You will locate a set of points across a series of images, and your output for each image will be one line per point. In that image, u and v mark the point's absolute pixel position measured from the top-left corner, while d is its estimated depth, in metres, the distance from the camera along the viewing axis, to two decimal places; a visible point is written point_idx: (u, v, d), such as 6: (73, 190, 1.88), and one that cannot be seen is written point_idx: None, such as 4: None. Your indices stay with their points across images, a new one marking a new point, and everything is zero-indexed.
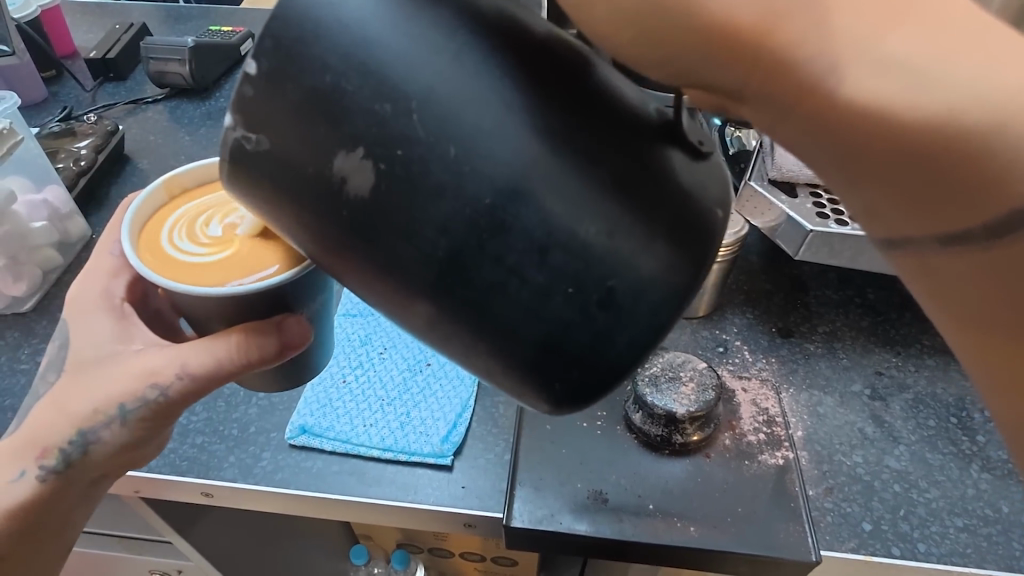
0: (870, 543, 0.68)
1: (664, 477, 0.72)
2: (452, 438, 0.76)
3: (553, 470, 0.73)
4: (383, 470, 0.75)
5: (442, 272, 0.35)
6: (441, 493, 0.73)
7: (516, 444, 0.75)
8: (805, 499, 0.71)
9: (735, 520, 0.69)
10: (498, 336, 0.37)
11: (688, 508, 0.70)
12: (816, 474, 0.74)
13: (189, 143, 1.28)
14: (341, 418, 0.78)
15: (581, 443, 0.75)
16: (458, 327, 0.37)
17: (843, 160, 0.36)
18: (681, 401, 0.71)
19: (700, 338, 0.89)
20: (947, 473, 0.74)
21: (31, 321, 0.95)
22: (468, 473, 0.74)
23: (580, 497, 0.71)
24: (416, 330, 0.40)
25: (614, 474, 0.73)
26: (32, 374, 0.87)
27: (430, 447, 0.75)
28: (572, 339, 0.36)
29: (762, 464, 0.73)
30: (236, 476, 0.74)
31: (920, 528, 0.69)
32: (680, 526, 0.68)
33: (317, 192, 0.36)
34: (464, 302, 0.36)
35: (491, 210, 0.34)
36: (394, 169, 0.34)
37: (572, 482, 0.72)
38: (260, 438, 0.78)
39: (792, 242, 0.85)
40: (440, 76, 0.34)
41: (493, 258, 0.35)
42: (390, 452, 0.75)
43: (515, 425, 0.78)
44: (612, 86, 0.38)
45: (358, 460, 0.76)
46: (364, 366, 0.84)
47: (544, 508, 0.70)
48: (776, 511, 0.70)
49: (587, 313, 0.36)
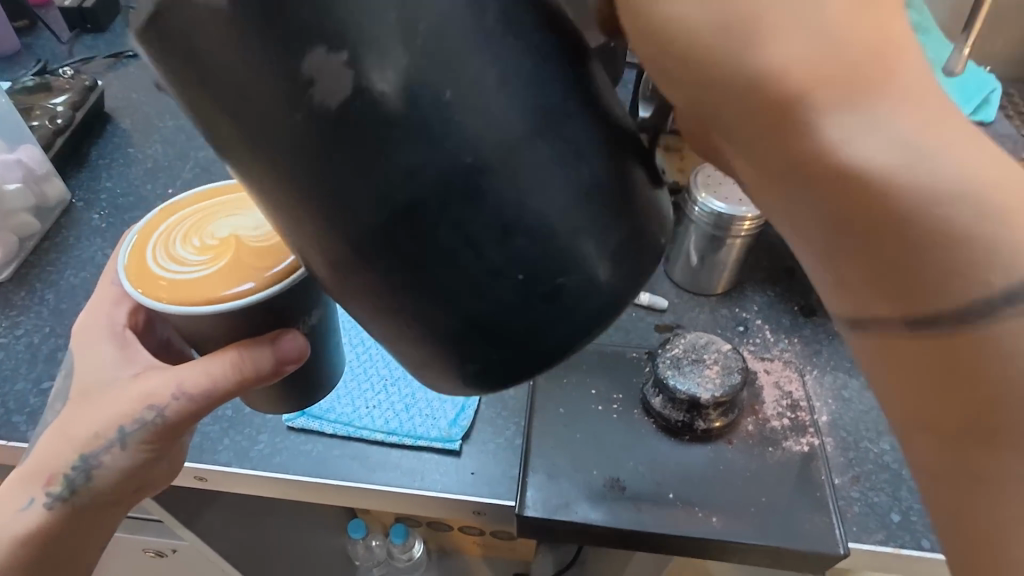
0: (899, 535, 0.65)
1: (684, 464, 0.69)
2: (460, 421, 0.72)
3: (568, 456, 0.69)
4: (387, 455, 0.71)
5: (394, 221, 0.32)
6: (449, 480, 0.69)
7: (529, 428, 0.71)
8: (832, 488, 0.67)
9: (758, 510, 0.65)
10: (435, 300, 0.34)
11: (710, 497, 0.66)
12: (842, 462, 0.71)
13: (174, 102, 1.20)
14: (342, 399, 0.74)
15: (597, 427, 0.71)
16: (400, 288, 0.34)
17: (828, 223, 0.34)
18: (706, 386, 0.67)
19: (719, 318, 0.85)
20: None
21: (9, 291, 0.89)
22: (477, 458, 0.70)
23: (597, 485, 0.67)
24: (362, 279, 0.35)
25: (632, 461, 0.69)
26: (11, 349, 0.81)
27: (437, 431, 0.71)
28: (517, 316, 0.35)
29: (787, 451, 0.70)
30: (231, 460, 0.70)
31: None
32: (702, 516, 0.65)
33: (279, 130, 0.31)
34: (404, 265, 0.33)
35: (468, 170, 0.31)
36: (372, 112, 0.30)
37: (587, 468, 0.68)
38: (256, 420, 0.74)
39: None
40: (441, 20, 0.29)
41: (452, 223, 0.32)
42: (394, 436, 0.71)
43: (527, 408, 0.74)
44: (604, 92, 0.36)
45: (360, 444, 0.71)
46: (366, 344, 0.79)
47: (558, 496, 0.66)
48: (800, 499, 0.66)
49: (535, 300, 0.35)
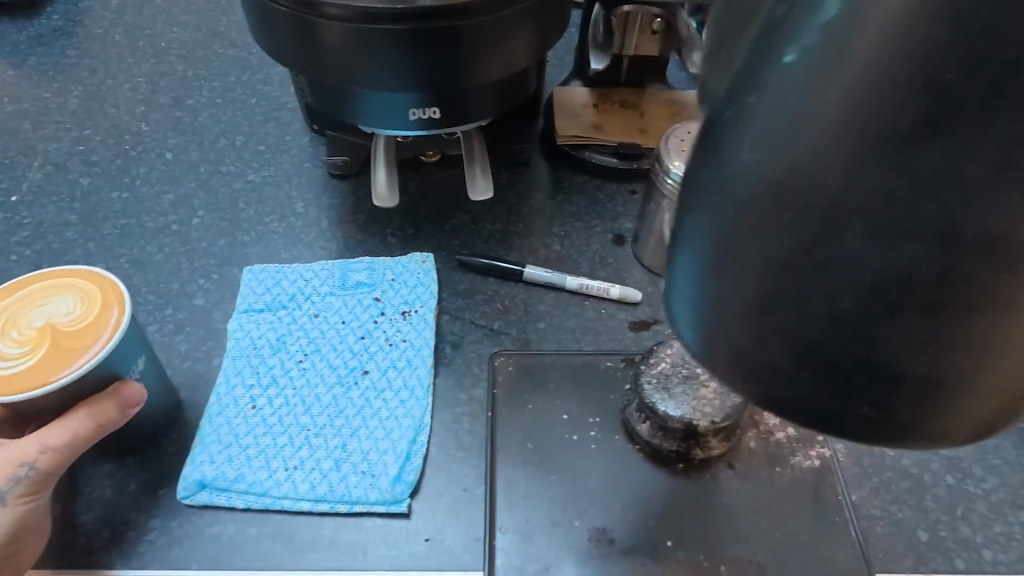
0: (930, 556, 0.56)
1: (679, 501, 0.57)
2: (406, 475, 0.58)
3: (543, 505, 0.57)
4: (318, 528, 0.56)
5: None
6: (400, 553, 0.55)
7: (493, 475, 0.59)
8: (851, 508, 0.58)
9: (774, 548, 0.55)
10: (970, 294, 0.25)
11: (715, 542, 0.55)
12: (858, 474, 0.61)
13: (12, 78, 0.96)
14: (254, 462, 0.58)
15: (573, 465, 0.59)
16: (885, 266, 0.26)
17: None
18: (701, 411, 0.54)
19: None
20: (1002, 455, 0.62)
21: None
22: (432, 520, 0.57)
23: (581, 540, 0.55)
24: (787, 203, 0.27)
25: (620, 504, 0.57)
26: None
27: (377, 492, 0.57)
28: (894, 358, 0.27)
29: (796, 468, 0.59)
30: (112, 560, 0.55)
31: (982, 529, 0.58)
32: (708, 567, 0.54)
33: None
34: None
35: None
36: None
37: (567, 518, 0.56)
38: (142, 500, 0.58)
39: None
40: None
41: None
42: (325, 504, 0.56)
43: (487, 447, 0.61)
44: None
45: (280, 518, 0.56)
46: (279, 384, 0.64)
47: (536, 560, 0.54)
48: (819, 529, 0.56)
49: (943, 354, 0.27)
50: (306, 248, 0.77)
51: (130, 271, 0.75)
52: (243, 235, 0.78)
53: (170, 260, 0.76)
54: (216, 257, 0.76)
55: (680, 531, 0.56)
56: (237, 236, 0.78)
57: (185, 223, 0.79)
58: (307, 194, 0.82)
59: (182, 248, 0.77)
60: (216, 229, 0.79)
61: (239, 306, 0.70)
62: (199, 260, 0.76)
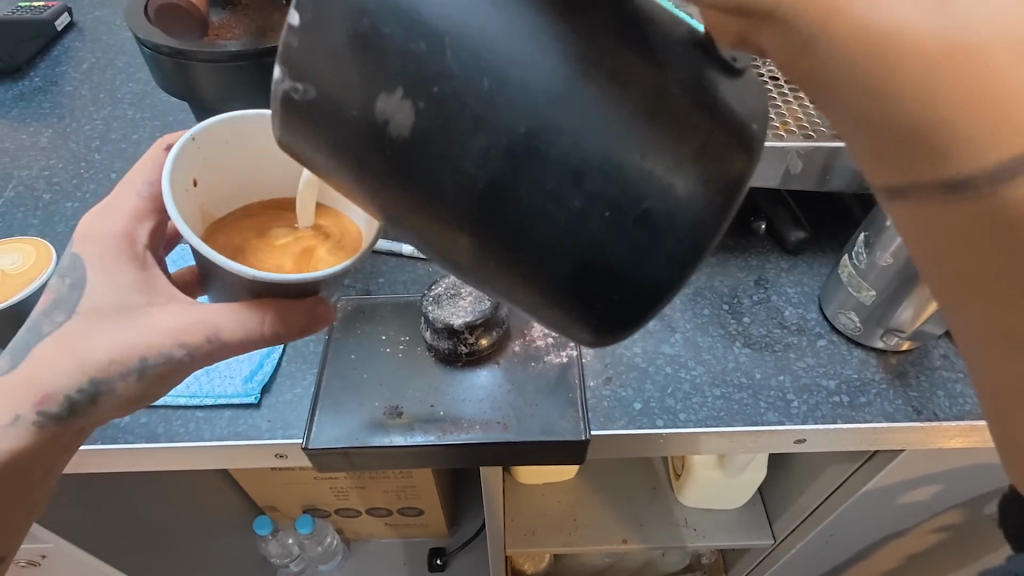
0: (936, 412, 0.49)
1: (454, 397, 0.50)
2: (258, 372, 0.51)
3: (386, 395, 0.50)
4: (283, 413, 0.49)
5: (607, 174, 0.24)
6: (283, 429, 0.48)
7: (318, 382, 0.51)
8: (474, 433, 0.48)
9: (474, 418, 0.49)
10: (637, 251, 0.25)
11: (431, 416, 0.49)
12: (478, 459, 0.49)
13: None
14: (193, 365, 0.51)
15: (378, 375, 0.51)
16: (547, 193, 0.24)
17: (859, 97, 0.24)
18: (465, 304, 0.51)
19: (717, 255, 0.59)
20: (958, 466, 0.58)
21: (76, 49, 0.78)
22: (305, 420, 0.49)
23: (370, 417, 0.49)
24: (466, 167, 0.23)
25: (413, 391, 0.50)
26: (109, 108, 0.71)
27: (234, 388, 0.50)
28: (606, 207, 0.24)
29: (531, 393, 0.50)
30: (159, 434, 0.48)
31: (902, 398, 0.50)
32: (460, 427, 0.48)
33: (465, 161, 0.23)
34: (594, 197, 0.24)
35: (523, 132, 0.23)
36: (608, 188, 0.24)
37: (366, 402, 0.50)
38: (178, 427, 0.48)
39: (845, 313, 0.52)
40: (500, 63, 0.23)
41: (665, 228, 0.25)
42: (238, 390, 0.50)
43: (325, 361, 0.52)
44: (721, 97, 0.25)
45: (227, 410, 0.49)
46: None
47: (337, 429, 0.48)
48: (549, 402, 0.49)
49: (604, 221, 0.24)
50: (21, 148, 0.66)
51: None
52: (123, 134, 0.67)
53: (55, 170, 0.64)
54: (67, 205, 0.61)
55: (943, 418, 0.48)
56: (144, 126, 0.68)
57: (26, 166, 0.64)
58: None
59: (40, 176, 0.63)
60: (112, 167, 0.64)
61: (48, 221, 0.59)
62: (89, 173, 0.64)
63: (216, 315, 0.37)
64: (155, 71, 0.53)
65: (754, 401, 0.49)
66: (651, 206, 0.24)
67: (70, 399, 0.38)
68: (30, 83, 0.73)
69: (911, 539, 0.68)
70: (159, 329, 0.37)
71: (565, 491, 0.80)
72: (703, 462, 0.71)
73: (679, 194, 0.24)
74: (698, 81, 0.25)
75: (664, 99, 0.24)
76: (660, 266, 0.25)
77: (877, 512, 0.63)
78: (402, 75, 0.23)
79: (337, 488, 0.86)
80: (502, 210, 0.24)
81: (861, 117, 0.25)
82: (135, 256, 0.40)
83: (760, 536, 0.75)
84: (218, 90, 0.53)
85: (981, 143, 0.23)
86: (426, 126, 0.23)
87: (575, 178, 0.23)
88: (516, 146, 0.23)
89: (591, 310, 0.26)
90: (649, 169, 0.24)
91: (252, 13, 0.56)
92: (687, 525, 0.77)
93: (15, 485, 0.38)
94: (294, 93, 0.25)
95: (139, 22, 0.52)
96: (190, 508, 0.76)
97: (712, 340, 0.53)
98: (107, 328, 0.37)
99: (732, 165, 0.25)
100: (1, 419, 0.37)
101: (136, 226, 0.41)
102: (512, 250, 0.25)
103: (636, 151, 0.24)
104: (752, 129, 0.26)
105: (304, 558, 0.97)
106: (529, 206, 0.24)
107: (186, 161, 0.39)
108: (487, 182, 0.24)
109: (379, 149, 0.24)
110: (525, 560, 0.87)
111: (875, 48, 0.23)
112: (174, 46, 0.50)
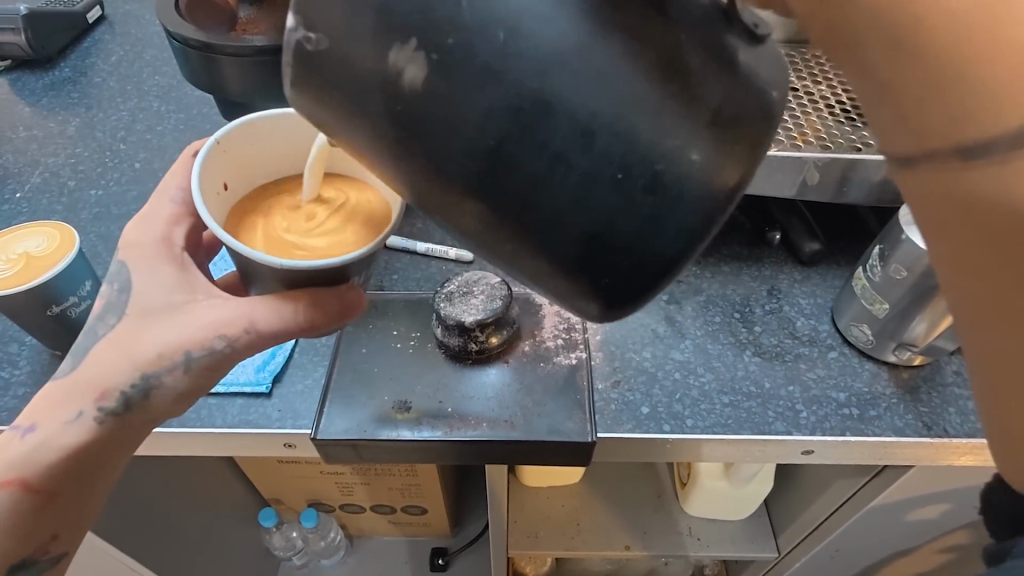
0: (945, 426, 0.48)
1: (462, 395, 0.50)
2: (271, 360, 0.51)
3: (394, 389, 0.50)
4: (295, 403, 0.50)
5: (615, 139, 0.24)
6: (294, 418, 0.49)
7: (328, 374, 0.51)
8: (480, 431, 0.48)
9: (479, 417, 0.49)
10: (649, 221, 0.25)
11: (438, 412, 0.49)
12: (484, 457, 0.49)
13: None
14: None
15: (387, 369, 0.51)
16: (561, 160, 0.24)
17: (882, 65, 0.25)
18: (474, 305, 0.51)
19: (731, 263, 0.58)
20: (969, 485, 0.57)
21: (104, 41, 0.79)
22: (314, 410, 0.49)
23: (377, 410, 0.49)
24: (482, 141, 0.24)
25: (422, 386, 0.50)
26: (134, 98, 0.71)
27: (247, 376, 0.50)
28: (614, 164, 0.24)
29: (542, 393, 0.50)
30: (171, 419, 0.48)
31: (913, 413, 0.49)
32: (467, 424, 0.48)
33: (469, 118, 0.24)
34: (603, 159, 0.24)
35: (537, 95, 0.23)
36: (617, 151, 0.24)
37: (376, 395, 0.50)
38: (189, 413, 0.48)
39: (857, 325, 0.51)
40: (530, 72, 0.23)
41: (675, 198, 0.25)
42: (251, 379, 0.50)
43: (337, 352, 0.52)
44: (738, 63, 0.25)
45: (238, 398, 0.49)
46: None
47: (343, 422, 0.48)
48: (556, 401, 0.49)
49: (611, 187, 0.24)
50: (49, 136, 0.67)
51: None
52: (147, 125, 0.68)
53: (80, 158, 0.65)
54: (91, 192, 0.61)
55: (954, 435, 0.48)
56: (169, 118, 0.69)
57: (52, 154, 0.65)
58: None
59: (65, 164, 0.64)
60: (136, 157, 0.65)
61: (72, 208, 0.60)
62: (114, 163, 0.64)
63: (249, 306, 0.37)
64: (183, 64, 0.54)
65: (763, 410, 0.49)
66: (663, 170, 0.24)
67: (126, 393, 0.38)
68: (59, 73, 0.74)
69: (918, 558, 0.67)
70: (203, 321, 0.38)
71: (569, 495, 0.79)
72: (710, 471, 0.71)
73: (686, 154, 0.24)
74: (719, 48, 0.25)
75: (676, 67, 0.24)
76: (668, 235, 0.25)
77: (885, 530, 0.62)
78: (414, 27, 0.23)
79: (342, 483, 0.86)
80: (508, 173, 0.24)
81: (880, 76, 0.25)
82: (173, 256, 0.40)
83: (764, 548, 0.75)
84: (243, 83, 0.53)
85: (991, 111, 0.23)
86: (434, 116, 0.24)
87: (586, 139, 0.24)
88: (525, 104, 0.23)
89: (600, 284, 0.26)
90: (658, 133, 0.24)
91: (279, 8, 0.56)
92: (691, 534, 0.77)
93: (80, 480, 0.39)
94: (306, 43, 0.25)
95: (168, 17, 0.52)
96: (195, 498, 0.77)
97: (722, 347, 0.53)
98: (150, 323, 0.38)
99: (747, 129, 0.26)
100: (65, 416, 0.38)
101: (173, 229, 0.42)
102: (523, 223, 0.25)
103: (648, 115, 0.24)
104: (769, 97, 0.26)
105: (307, 552, 0.98)
106: (536, 169, 0.24)
107: (214, 165, 0.39)
108: (494, 145, 0.24)
109: (398, 118, 0.25)
110: (526, 563, 0.87)
111: (896, 15, 0.23)
112: (202, 40, 0.50)
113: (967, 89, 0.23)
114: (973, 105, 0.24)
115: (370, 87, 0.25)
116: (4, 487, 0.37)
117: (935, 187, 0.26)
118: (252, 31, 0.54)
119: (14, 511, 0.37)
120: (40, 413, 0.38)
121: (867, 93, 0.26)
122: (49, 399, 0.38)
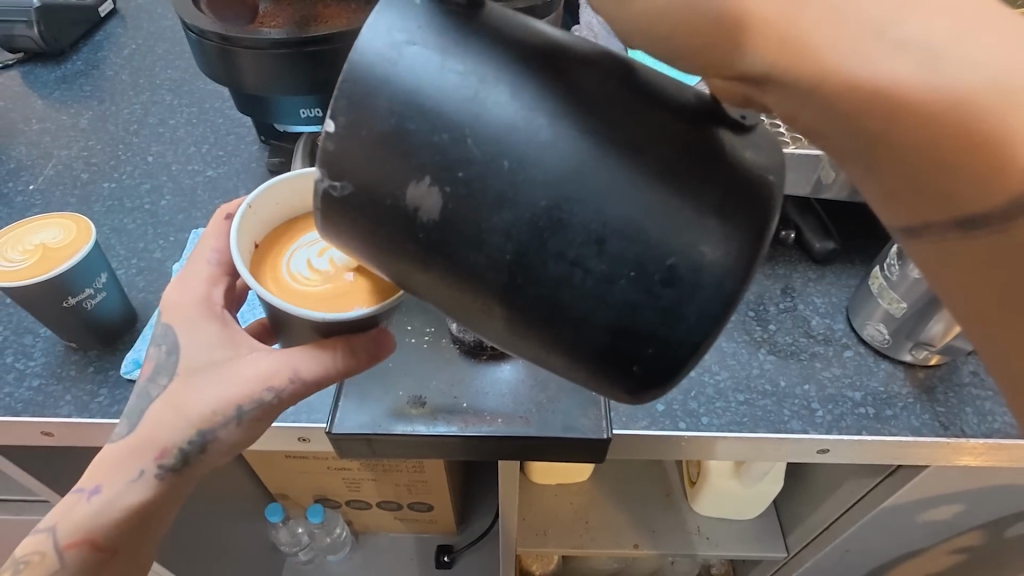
0: (961, 424, 0.48)
1: (478, 389, 0.50)
2: None
3: (410, 382, 0.50)
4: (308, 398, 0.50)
5: (628, 240, 0.25)
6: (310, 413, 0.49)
7: None
8: (497, 427, 0.48)
9: (496, 412, 0.49)
10: (668, 315, 0.26)
11: (453, 407, 0.49)
12: (498, 452, 0.49)
13: None
14: None
15: (401, 363, 0.51)
16: (582, 254, 0.25)
17: (868, 149, 0.26)
18: None
19: None
20: (981, 487, 0.57)
21: (118, 34, 0.79)
22: (331, 404, 0.49)
23: (393, 404, 0.49)
24: (507, 211, 0.25)
25: (437, 380, 0.50)
26: (146, 91, 0.71)
27: None
28: (630, 264, 0.25)
29: (557, 393, 0.49)
30: None
31: (929, 412, 0.49)
32: (484, 419, 0.48)
33: (489, 221, 0.25)
34: (619, 257, 0.25)
35: (548, 213, 0.25)
36: (627, 252, 0.25)
37: (391, 389, 0.50)
38: None
39: (873, 325, 0.51)
40: None
41: (692, 289, 0.26)
42: None
43: None
44: (735, 154, 0.27)
45: None
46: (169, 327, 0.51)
47: (359, 416, 0.48)
48: (573, 398, 0.49)
49: (627, 287, 0.25)
50: (62, 128, 0.67)
51: (11, 200, 0.60)
52: (160, 119, 0.68)
53: (93, 151, 0.65)
54: (104, 185, 0.62)
55: (970, 436, 0.47)
56: (181, 112, 0.69)
57: (65, 147, 0.65)
58: (243, 154, 0.65)
59: (78, 157, 0.64)
60: (149, 150, 0.65)
61: (85, 200, 0.60)
62: (126, 156, 0.64)
63: (292, 357, 0.37)
64: (200, 57, 0.54)
65: (778, 408, 0.49)
66: (675, 263, 0.25)
67: (183, 450, 0.39)
68: (72, 66, 0.75)
69: (928, 559, 0.67)
70: (250, 376, 0.37)
71: (578, 493, 0.79)
72: (720, 470, 0.71)
73: (698, 248, 0.25)
74: (715, 145, 0.27)
75: (678, 164, 0.25)
76: (691, 325, 0.26)
77: (895, 532, 0.62)
78: (428, 164, 0.25)
79: (349, 479, 0.86)
80: (531, 277, 0.26)
81: (868, 159, 0.27)
82: (215, 315, 0.40)
83: (772, 548, 0.75)
84: (259, 76, 0.53)
85: (974, 188, 0.25)
86: (460, 215, 0.26)
87: (599, 245, 0.25)
88: (540, 220, 0.25)
89: (631, 371, 0.27)
90: (666, 230, 0.25)
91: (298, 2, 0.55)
92: (700, 533, 0.76)
93: (142, 532, 0.40)
94: (332, 189, 0.27)
95: (187, 9, 0.53)
96: (204, 492, 0.77)
97: (737, 345, 0.52)
98: (201, 381, 0.38)
99: (758, 213, 0.26)
100: (128, 476, 0.39)
101: (212, 289, 0.41)
102: (550, 320, 0.26)
103: (656, 216, 0.25)
104: (769, 181, 0.27)
105: (314, 548, 0.98)
106: (556, 275, 0.26)
107: (247, 232, 0.38)
108: (514, 255, 0.25)
109: (423, 236, 0.26)
110: (533, 560, 0.87)
111: (871, 113, 0.25)
112: (220, 33, 0.50)
113: (950, 172, 0.25)
114: (956, 183, 0.25)
115: (390, 210, 0.26)
116: (74, 548, 0.39)
117: (938, 253, 0.27)
118: (270, 24, 0.53)
119: (83, 567, 0.39)
120: (101, 475, 0.39)
121: (861, 171, 0.28)
122: (110, 460, 0.39)
